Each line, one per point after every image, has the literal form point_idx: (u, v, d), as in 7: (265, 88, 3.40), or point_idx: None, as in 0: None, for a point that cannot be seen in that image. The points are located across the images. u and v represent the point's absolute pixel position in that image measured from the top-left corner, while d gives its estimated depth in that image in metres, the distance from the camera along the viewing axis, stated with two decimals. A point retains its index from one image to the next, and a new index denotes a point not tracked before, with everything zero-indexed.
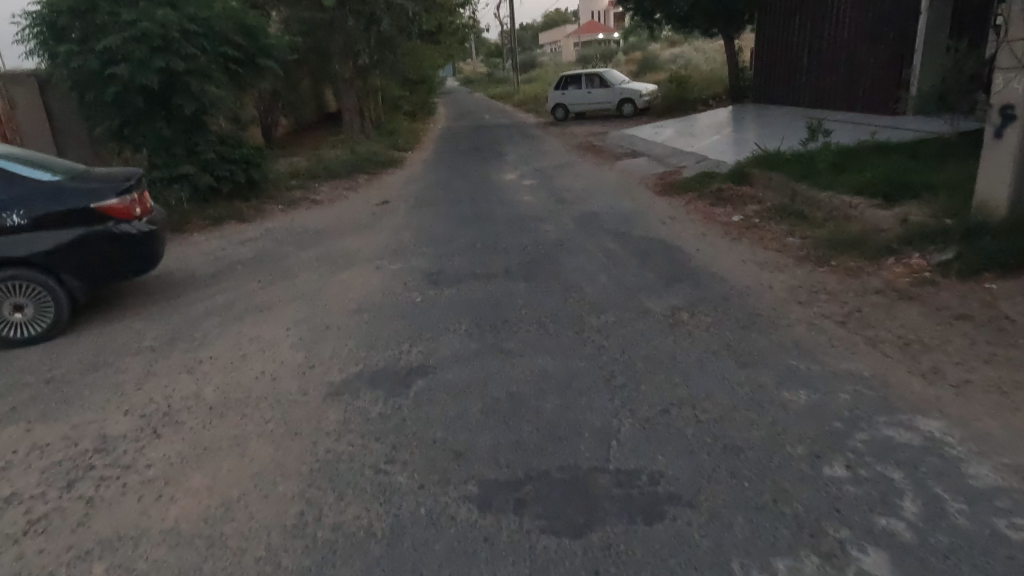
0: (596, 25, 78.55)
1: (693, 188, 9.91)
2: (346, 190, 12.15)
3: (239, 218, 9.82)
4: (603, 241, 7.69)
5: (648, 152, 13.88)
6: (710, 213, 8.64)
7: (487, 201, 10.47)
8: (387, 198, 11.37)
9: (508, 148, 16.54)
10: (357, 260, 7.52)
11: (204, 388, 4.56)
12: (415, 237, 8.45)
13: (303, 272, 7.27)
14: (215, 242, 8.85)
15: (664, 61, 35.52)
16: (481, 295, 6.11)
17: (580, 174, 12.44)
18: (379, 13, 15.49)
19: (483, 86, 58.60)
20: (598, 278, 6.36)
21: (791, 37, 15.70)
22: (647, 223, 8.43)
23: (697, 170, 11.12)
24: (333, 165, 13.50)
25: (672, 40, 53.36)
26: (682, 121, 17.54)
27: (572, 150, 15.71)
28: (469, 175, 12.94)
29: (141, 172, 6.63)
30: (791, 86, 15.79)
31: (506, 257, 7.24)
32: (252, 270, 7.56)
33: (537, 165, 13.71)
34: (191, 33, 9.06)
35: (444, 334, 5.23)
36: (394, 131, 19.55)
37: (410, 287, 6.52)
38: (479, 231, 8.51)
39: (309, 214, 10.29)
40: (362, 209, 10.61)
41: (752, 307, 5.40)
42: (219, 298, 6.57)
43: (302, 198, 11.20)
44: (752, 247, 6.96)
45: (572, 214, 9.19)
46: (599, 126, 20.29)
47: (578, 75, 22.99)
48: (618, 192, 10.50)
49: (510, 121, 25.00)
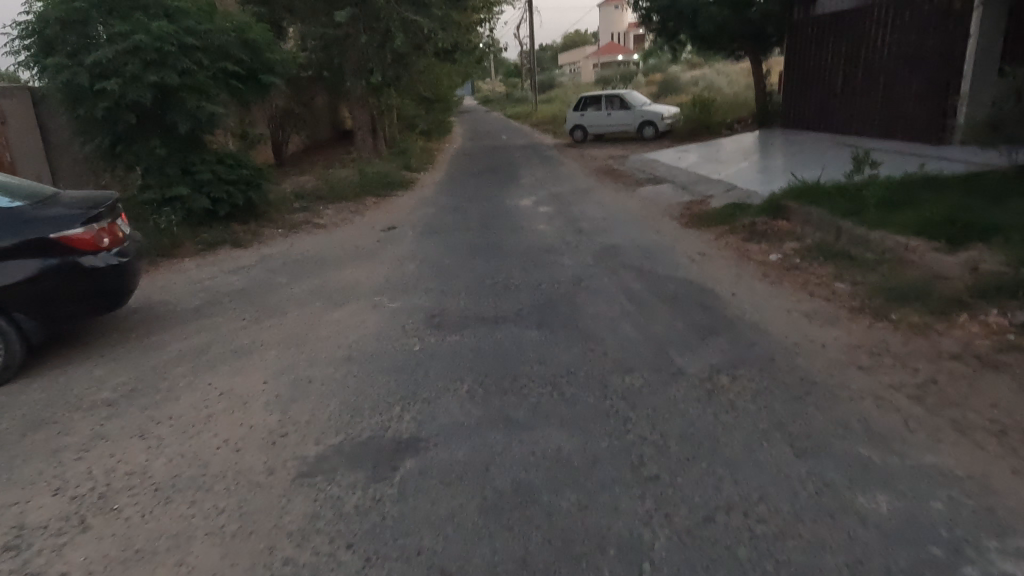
0: (616, 46, 78.35)
1: (723, 221, 9.15)
2: (353, 213, 11.54)
3: (235, 243, 9.20)
4: (626, 280, 6.95)
5: (672, 178, 13.16)
6: (743, 250, 7.86)
7: (500, 229, 9.79)
8: (394, 223, 10.73)
9: (524, 171, 15.90)
10: (354, 296, 6.84)
11: (153, 461, 3.84)
12: (420, 270, 7.77)
13: (294, 308, 6.59)
14: (206, 270, 8.23)
15: (685, 84, 34.86)
16: (489, 344, 5.38)
17: (600, 201, 11.73)
18: (393, 30, 15.01)
19: (501, 105, 58.36)
20: (622, 327, 5.61)
21: (823, 61, 14.98)
22: (675, 260, 7.67)
23: (726, 200, 10.35)
24: (341, 186, 12.92)
25: (693, 63, 52.95)
26: (706, 146, 16.80)
27: (591, 174, 15.02)
28: (482, 200, 12.28)
29: (114, 199, 6.04)
30: (822, 112, 15.03)
31: (519, 297, 6.52)
32: (239, 304, 6.90)
33: (553, 190, 13.03)
34: (188, 47, 8.55)
35: (442, 395, 4.50)
36: (407, 150, 19.03)
37: (409, 331, 5.80)
38: (490, 264, 7.81)
39: (311, 240, 9.67)
40: (367, 235, 9.97)
41: (804, 371, 4.61)
42: (197, 338, 5.89)
43: (305, 221, 10.59)
44: (795, 293, 6.18)
45: (592, 247, 8.46)
46: (619, 149, 19.62)
47: (598, 96, 22.41)
48: (641, 222, 9.78)
49: (527, 142, 24.45)
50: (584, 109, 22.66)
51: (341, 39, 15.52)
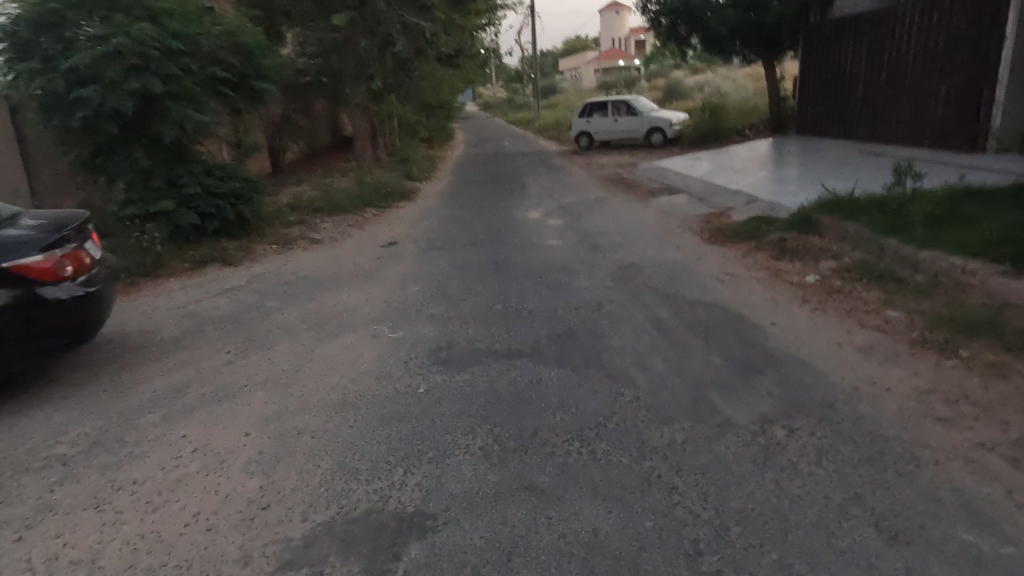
0: (618, 52, 77.95)
1: (748, 236, 8.52)
2: (351, 226, 10.92)
3: (224, 261, 8.59)
4: (651, 305, 6.31)
5: (687, 188, 12.53)
6: (776, 269, 7.23)
7: (508, 244, 9.17)
8: (395, 238, 10.10)
9: (530, 180, 15.30)
10: (351, 324, 6.21)
11: (107, 545, 3.20)
12: (424, 292, 7.14)
13: (285, 338, 5.96)
14: (192, 292, 7.62)
15: (690, 88, 34.32)
16: (503, 384, 4.74)
17: (612, 213, 11.12)
18: (394, 34, 14.42)
19: (503, 111, 57.84)
20: (653, 364, 4.97)
21: (842, 65, 14.38)
22: (701, 281, 7.03)
23: (748, 213, 9.73)
24: (339, 197, 12.30)
25: (695, 68, 52.44)
26: (719, 153, 16.19)
27: (600, 183, 14.42)
28: (487, 212, 11.67)
29: (83, 219, 5.42)
30: (841, 118, 14.43)
31: (534, 326, 5.89)
32: (225, 332, 6.27)
33: (561, 201, 12.42)
34: (174, 51, 7.94)
35: (452, 453, 3.86)
36: (408, 158, 18.44)
37: (411, 367, 5.16)
38: (501, 286, 7.17)
39: (306, 257, 9.06)
40: (366, 251, 9.35)
41: (873, 424, 3.97)
42: (175, 375, 5.27)
43: (300, 236, 9.97)
44: (843, 322, 5.55)
45: (609, 266, 7.83)
46: (627, 156, 19.03)
47: (605, 102, 21.83)
48: (658, 237, 9.14)
49: (532, 149, 23.87)
50: (590, 115, 22.06)
51: (340, 44, 14.96)
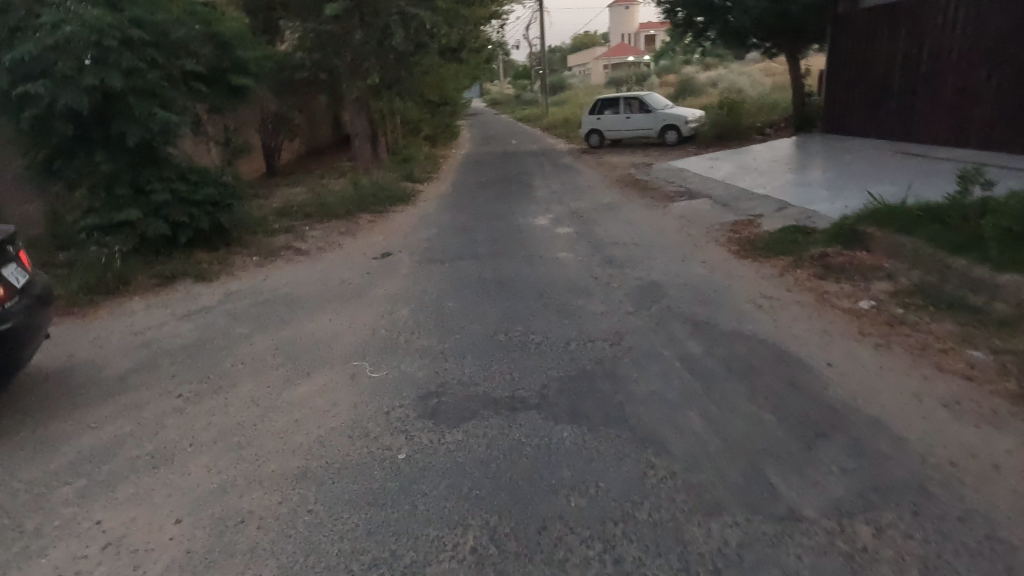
0: (627, 48, 76.79)
1: (783, 250, 7.57)
2: (343, 233, 10.05)
3: (196, 276, 7.73)
4: (678, 338, 5.39)
5: (708, 192, 11.58)
6: (821, 291, 6.28)
7: (513, 257, 8.26)
8: (390, 249, 9.21)
9: (538, 182, 14.39)
10: (328, 360, 5.31)
11: None
12: (416, 317, 6.24)
13: (249, 376, 5.08)
14: (157, 313, 6.77)
15: (703, 85, 33.23)
16: (502, 448, 3.84)
17: (628, 220, 10.17)
18: (393, 26, 13.51)
19: (510, 108, 56.80)
20: (688, 420, 4.05)
21: (875, 59, 13.34)
22: (736, 306, 6.10)
23: (780, 222, 8.78)
24: (332, 202, 11.41)
25: (707, 63, 51.38)
26: (739, 153, 15.20)
27: (613, 186, 13.46)
28: (492, 219, 10.75)
29: (7, 237, 4.56)
30: (873, 117, 13.41)
31: (541, 365, 4.97)
32: (183, 366, 5.40)
33: (571, 206, 11.49)
34: (136, 41, 7.06)
35: (435, 560, 2.96)
36: (410, 158, 17.56)
37: (393, 421, 4.27)
38: (503, 310, 6.25)
39: (290, 272, 8.19)
40: (356, 264, 8.47)
41: (985, 521, 3.03)
42: (111, 427, 4.40)
43: (284, 247, 9.09)
44: (914, 363, 4.60)
45: (626, 285, 6.91)
46: (640, 156, 18.07)
47: (616, 98, 20.84)
48: (681, 249, 8.20)
49: (540, 147, 22.93)
50: (601, 112, 21.08)
51: (337, 37, 14.09)
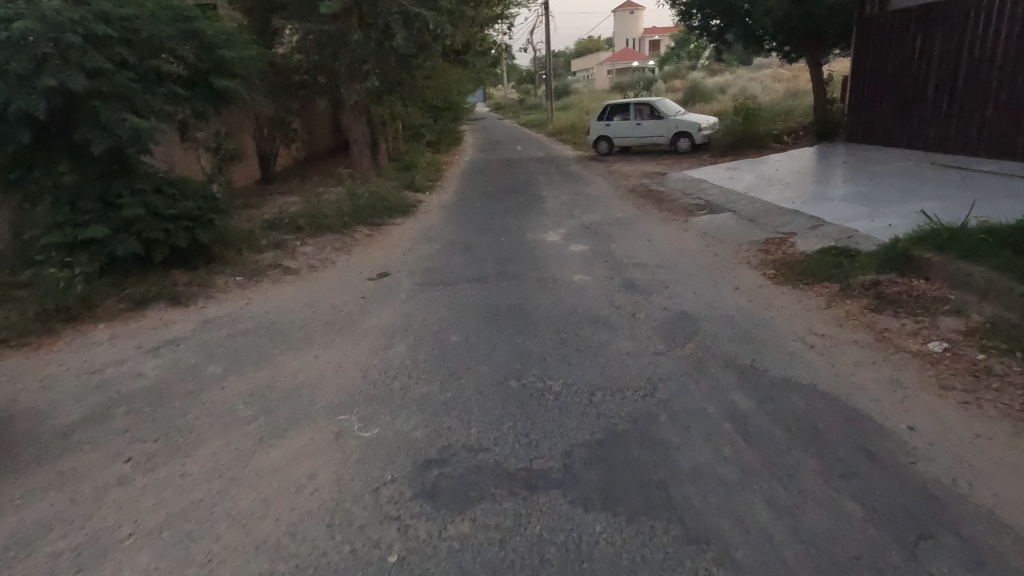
0: (631, 53, 76.23)
1: (825, 275, 6.77)
2: (337, 249, 9.28)
3: (171, 301, 6.96)
4: (722, 388, 4.59)
5: (729, 205, 10.80)
6: (879, 327, 5.47)
7: (524, 279, 7.47)
8: (387, 267, 8.42)
9: (546, 192, 13.62)
10: (310, 411, 4.52)
11: None
12: (414, 355, 5.44)
13: (214, 433, 4.27)
14: (121, 345, 5.97)
15: (712, 90, 32.46)
16: (521, 549, 3.04)
17: (646, 236, 9.38)
18: (393, 26, 12.75)
19: (514, 113, 56.13)
20: (751, 508, 3.24)
21: (907, 63, 12.56)
22: (782, 345, 5.29)
23: (816, 242, 7.99)
24: (327, 215, 10.64)
25: (713, 69, 50.81)
26: (758, 162, 14.41)
27: (626, 196, 12.69)
28: (499, 233, 9.96)
29: None
30: (904, 125, 12.61)
31: (562, 424, 4.17)
32: (139, 416, 4.59)
33: (583, 219, 10.72)
34: (103, 38, 6.29)
35: None
36: (412, 165, 16.82)
37: (384, 502, 3.47)
38: (515, 348, 5.46)
39: (276, 295, 7.40)
40: (350, 285, 7.69)
41: None
42: (38, 504, 3.59)
43: (272, 265, 8.30)
44: (1017, 432, 3.79)
45: (652, 315, 6.11)
46: (651, 164, 17.28)
47: (627, 104, 20.06)
48: (710, 273, 7.40)
49: (546, 154, 22.16)
50: (610, 118, 20.30)
51: (336, 37, 13.33)
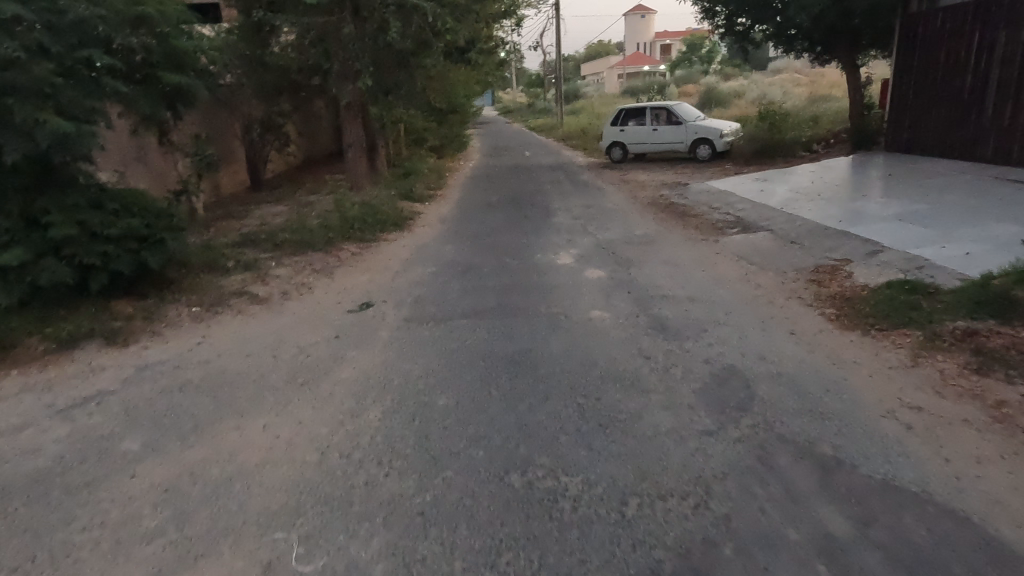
0: (642, 57, 74.90)
1: (903, 318, 5.51)
2: (318, 271, 8.09)
3: (108, 339, 5.81)
4: (803, 496, 3.34)
5: (765, 223, 9.56)
6: (992, 399, 4.22)
7: (532, 315, 6.26)
8: (372, 296, 7.23)
9: (556, 204, 12.43)
10: (237, 522, 3.32)
11: None
12: (390, 427, 4.23)
13: (97, 559, 3.08)
14: (29, 402, 4.80)
15: (728, 95, 31.16)
16: None
17: (672, 260, 8.16)
18: (390, 20, 11.61)
19: (521, 116, 55.01)
20: None
21: (961, 66, 11.28)
22: (868, 423, 4.05)
23: (879, 273, 6.74)
24: (311, 231, 9.49)
25: (728, 74, 49.50)
26: (789, 173, 13.16)
27: (646, 210, 11.47)
28: (504, 253, 8.76)
29: None
30: (956, 135, 11.35)
31: (584, 559, 2.94)
32: (10, 522, 3.41)
33: (599, 237, 9.52)
34: (15, 21, 5.10)
35: None
36: (413, 172, 15.64)
37: None
38: (521, 418, 4.25)
39: (237, 332, 6.21)
40: (325, 319, 6.51)
41: None
42: None
43: (237, 291, 7.12)
44: None
45: (691, 372, 4.88)
46: (670, 173, 16.04)
47: (642, 108, 18.83)
48: (753, 310, 6.18)
49: (557, 160, 20.96)
50: (625, 123, 19.07)
51: (328, 32, 12.19)
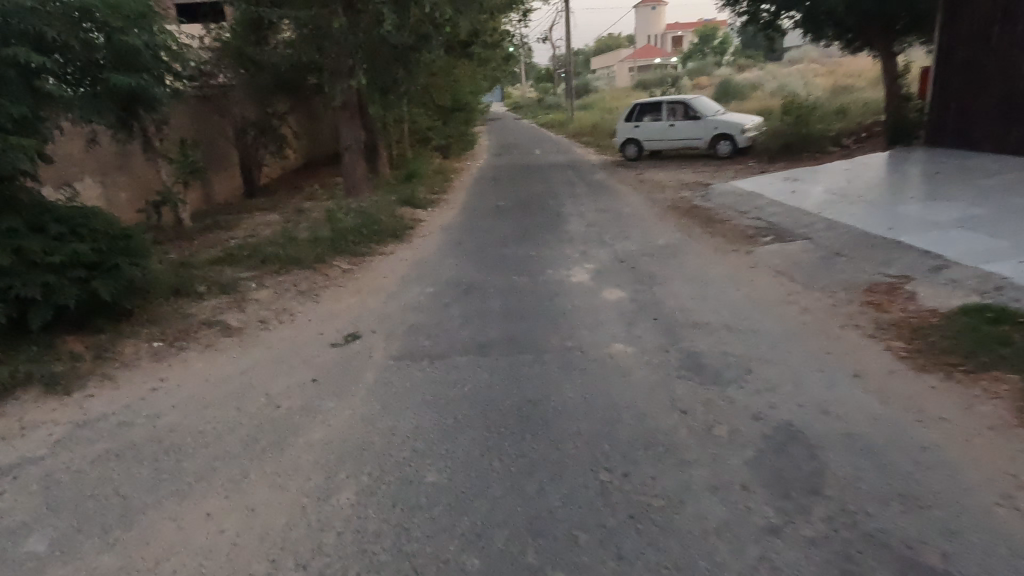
0: (653, 49, 73.46)
1: (993, 356, 4.55)
2: (303, 293, 7.24)
3: (47, 385, 4.98)
4: None
5: (802, 231, 8.60)
6: None
7: (542, 351, 5.35)
8: (361, 324, 6.36)
9: (568, 209, 11.52)
10: None
11: None
12: (363, 520, 3.34)
13: None
14: None
15: (745, 87, 30.01)
16: None
17: (701, 276, 7.23)
18: (386, 12, 10.74)
19: (531, 112, 53.98)
20: None
21: (1015, 52, 10.22)
22: (979, 516, 3.11)
23: (948, 295, 5.77)
24: (299, 247, 8.65)
25: (743, 66, 48.17)
26: (819, 171, 12.13)
27: (667, 215, 10.52)
28: (511, 269, 7.87)
29: None
30: (1010, 129, 10.32)
31: None
32: None
33: (617, 248, 8.60)
34: None
35: None
36: (415, 174, 14.78)
37: None
38: (528, 507, 3.34)
39: (201, 374, 5.35)
40: (303, 356, 5.64)
41: None
42: None
43: (206, 321, 6.27)
44: None
45: (739, 433, 3.96)
46: (689, 172, 15.05)
47: (658, 102, 17.83)
48: (804, 343, 5.23)
49: (568, 159, 20.01)
50: (639, 119, 18.07)
51: (321, 26, 11.34)
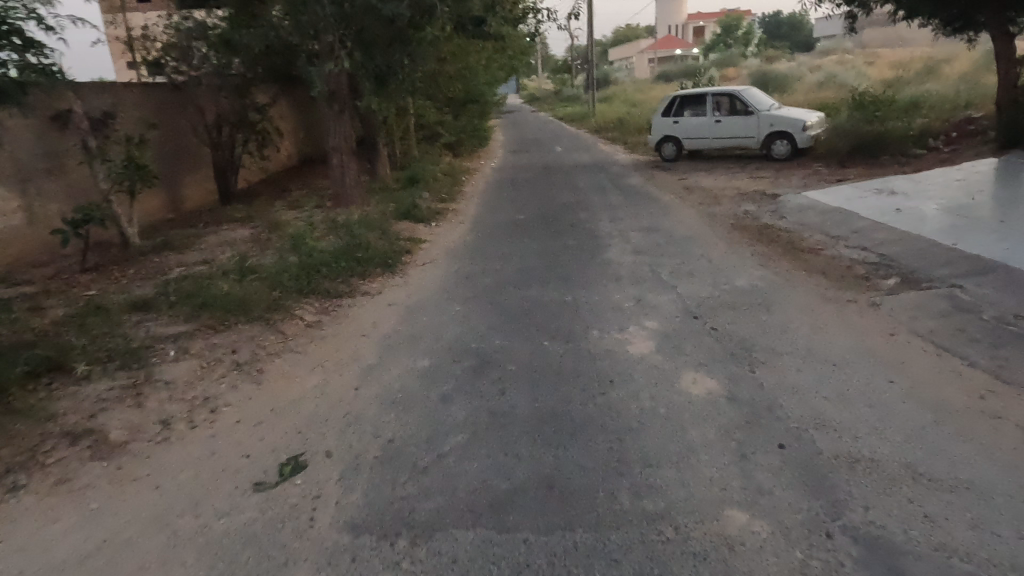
0: (676, 40, 70.57)
1: None
2: (238, 367, 5.00)
3: None
4: None
5: (940, 272, 6.26)
6: None
7: (603, 528, 3.07)
8: (311, 434, 4.11)
9: (604, 227, 9.25)
10: None
11: None
12: None
13: None
14: None
15: (785, 78, 27.47)
16: None
17: (820, 350, 4.91)
18: None
19: (548, 106, 51.60)
20: None
21: None
22: None
23: None
24: (252, 286, 6.41)
25: (773, 57, 45.40)
26: (918, 182, 9.71)
27: (736, 239, 8.18)
28: (539, 327, 5.60)
29: None
30: None
31: None
32: None
33: (681, 293, 6.28)
34: None
35: None
36: (420, 178, 12.54)
37: None
38: None
39: (18, 557, 3.12)
40: (205, 509, 3.41)
41: None
42: None
43: (74, 431, 4.06)
44: None
45: None
46: (745, 177, 12.67)
47: (701, 94, 15.39)
48: None
49: (596, 158, 17.67)
50: (679, 114, 15.67)
51: None
